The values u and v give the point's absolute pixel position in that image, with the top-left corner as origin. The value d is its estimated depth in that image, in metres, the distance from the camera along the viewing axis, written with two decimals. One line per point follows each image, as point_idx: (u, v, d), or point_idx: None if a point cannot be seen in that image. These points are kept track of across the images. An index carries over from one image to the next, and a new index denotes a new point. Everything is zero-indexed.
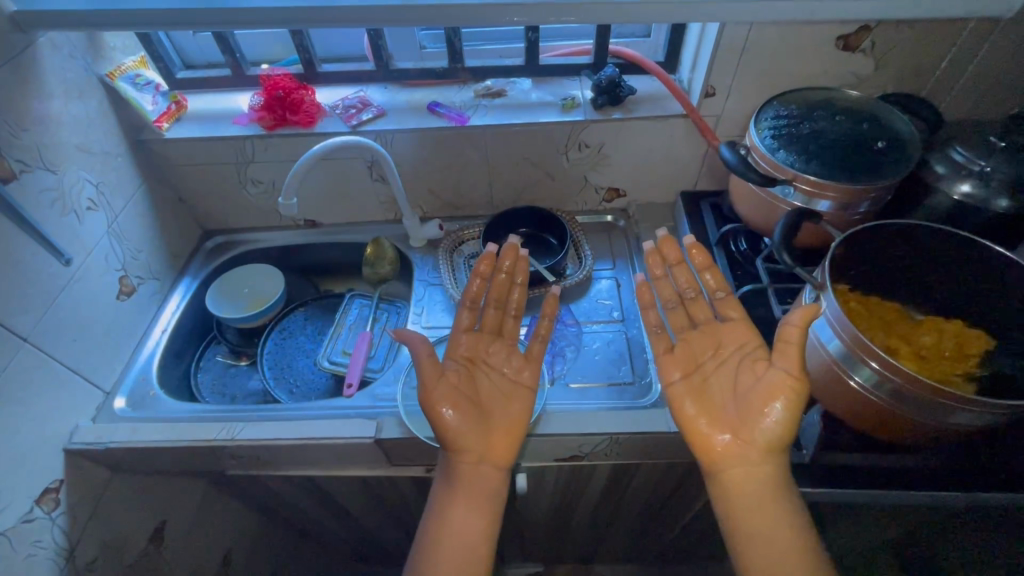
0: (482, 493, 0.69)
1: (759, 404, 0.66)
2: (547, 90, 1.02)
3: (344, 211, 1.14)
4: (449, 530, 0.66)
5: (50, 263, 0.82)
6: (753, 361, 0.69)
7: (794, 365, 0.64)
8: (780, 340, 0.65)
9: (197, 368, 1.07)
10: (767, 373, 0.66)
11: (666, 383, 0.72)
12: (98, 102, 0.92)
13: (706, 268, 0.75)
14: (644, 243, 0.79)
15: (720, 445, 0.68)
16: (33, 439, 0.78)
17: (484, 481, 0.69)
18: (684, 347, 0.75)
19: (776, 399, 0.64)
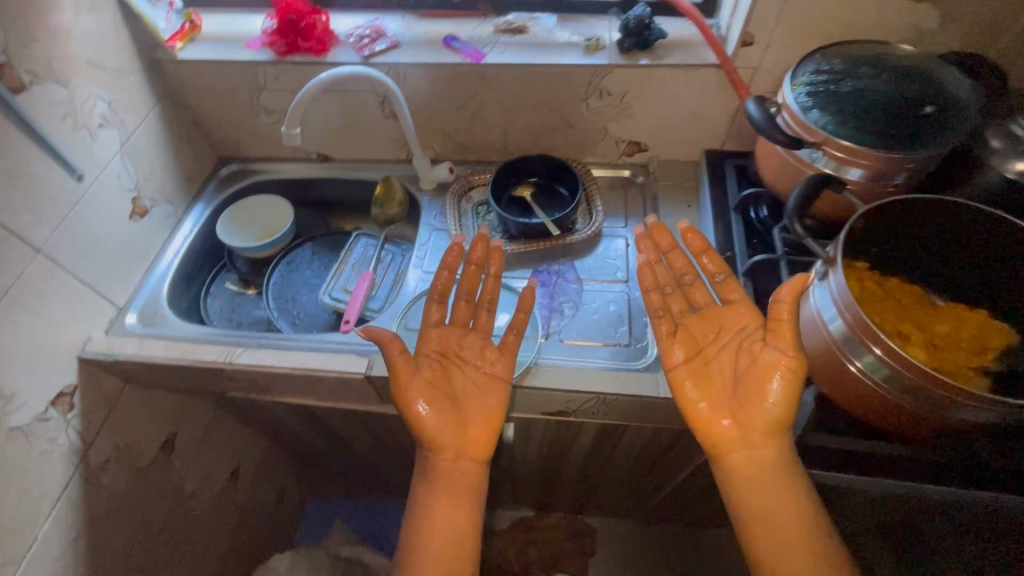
0: (455, 472, 0.71)
1: (757, 387, 0.64)
2: (573, 29, 0.95)
3: (355, 147, 1.12)
4: (428, 522, 0.68)
5: (62, 177, 0.83)
6: (753, 343, 0.66)
7: (788, 347, 0.62)
8: (773, 320, 0.64)
9: (207, 292, 1.10)
10: (765, 353, 0.64)
11: (668, 366, 0.69)
12: (111, 15, 0.91)
13: (703, 251, 0.71)
14: (636, 228, 0.76)
15: (720, 428, 0.66)
16: (49, 345, 0.83)
17: (445, 471, 0.70)
18: (684, 330, 0.71)
19: (772, 378, 0.63)
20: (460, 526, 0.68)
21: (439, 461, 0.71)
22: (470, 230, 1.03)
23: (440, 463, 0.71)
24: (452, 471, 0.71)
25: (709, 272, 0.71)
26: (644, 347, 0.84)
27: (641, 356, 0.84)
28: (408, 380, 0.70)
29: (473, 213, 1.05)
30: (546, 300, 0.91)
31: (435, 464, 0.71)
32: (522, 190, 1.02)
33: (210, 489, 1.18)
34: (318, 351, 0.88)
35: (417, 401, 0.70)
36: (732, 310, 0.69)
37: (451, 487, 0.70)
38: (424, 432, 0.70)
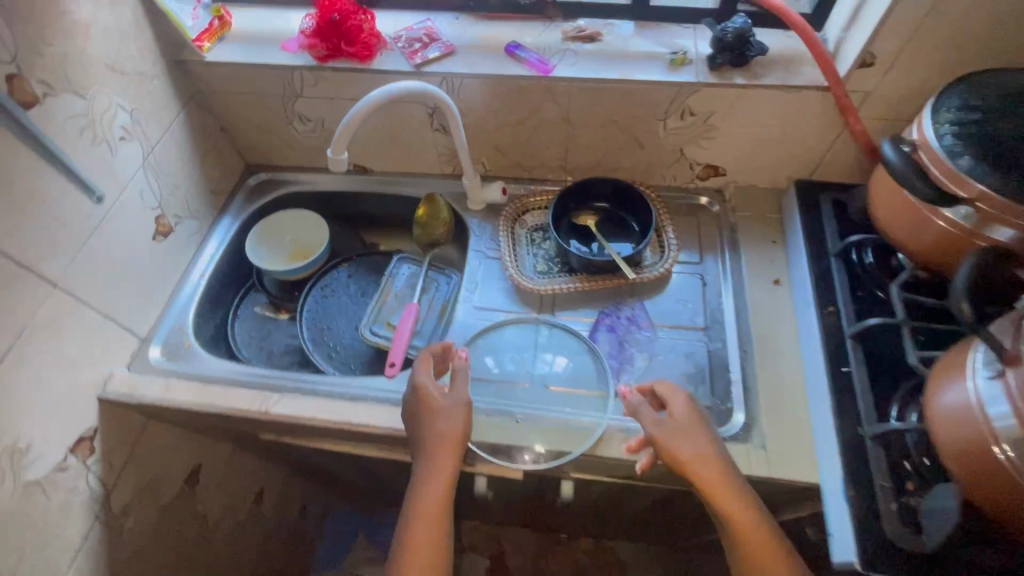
0: (446, 500, 0.69)
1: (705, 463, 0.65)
2: (653, 38, 0.83)
3: (397, 160, 1.02)
4: (413, 543, 0.66)
5: (81, 200, 0.74)
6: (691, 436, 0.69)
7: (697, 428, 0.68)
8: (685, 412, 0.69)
9: (235, 316, 1.01)
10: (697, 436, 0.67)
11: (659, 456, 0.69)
12: (131, 12, 0.80)
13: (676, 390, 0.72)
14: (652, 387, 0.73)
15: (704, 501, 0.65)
16: (66, 387, 0.75)
17: (439, 493, 0.68)
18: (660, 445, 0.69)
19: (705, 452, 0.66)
20: (436, 558, 0.66)
21: (434, 484, 0.69)
22: (525, 260, 0.93)
23: (434, 484, 0.69)
24: (444, 500, 0.68)
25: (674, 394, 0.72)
26: (729, 411, 0.75)
27: (727, 423, 0.74)
28: (463, 390, 0.74)
29: (528, 240, 0.95)
30: (613, 350, 0.82)
31: (429, 485, 0.69)
32: (585, 218, 0.92)
33: (234, 516, 1.12)
34: (361, 401, 0.79)
35: (459, 411, 0.72)
36: (686, 426, 0.68)
37: (437, 514, 0.68)
38: (440, 439, 0.70)
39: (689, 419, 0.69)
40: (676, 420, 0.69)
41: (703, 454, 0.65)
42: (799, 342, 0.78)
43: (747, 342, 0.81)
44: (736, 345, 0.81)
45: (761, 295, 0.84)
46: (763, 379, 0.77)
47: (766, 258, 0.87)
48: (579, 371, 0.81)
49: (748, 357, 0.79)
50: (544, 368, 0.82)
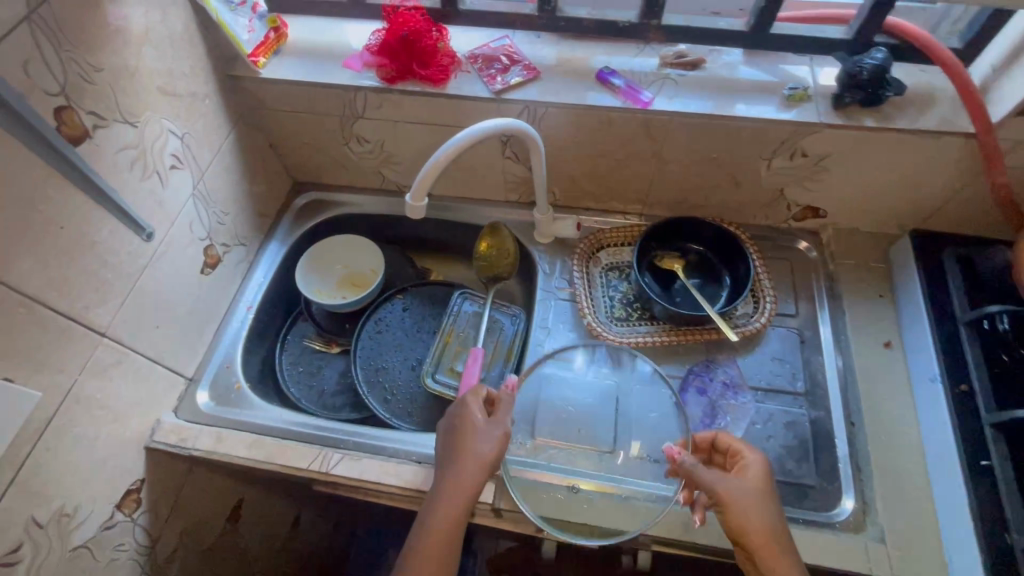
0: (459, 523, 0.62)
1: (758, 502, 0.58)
2: (762, 68, 0.75)
3: (460, 187, 0.94)
4: (418, 560, 0.60)
5: (130, 239, 0.67)
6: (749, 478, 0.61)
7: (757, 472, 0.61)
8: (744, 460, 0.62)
9: (282, 348, 0.94)
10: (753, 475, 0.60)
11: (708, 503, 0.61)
12: (184, 25, 0.72)
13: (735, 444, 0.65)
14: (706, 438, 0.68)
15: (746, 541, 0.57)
16: (115, 440, 0.69)
17: (455, 515, 0.62)
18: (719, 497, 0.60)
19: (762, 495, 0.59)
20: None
21: (451, 499, 0.62)
22: (600, 304, 0.85)
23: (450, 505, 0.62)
24: (452, 526, 0.62)
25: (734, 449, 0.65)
26: (838, 494, 0.68)
27: (836, 509, 0.67)
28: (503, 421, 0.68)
29: (603, 281, 0.87)
30: (704, 416, 0.74)
31: (446, 498, 0.62)
32: (670, 261, 0.84)
33: (272, 546, 1.07)
34: (428, 464, 0.73)
35: (493, 438, 0.66)
36: (752, 481, 0.60)
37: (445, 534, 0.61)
38: (467, 459, 0.64)
39: (762, 474, 0.60)
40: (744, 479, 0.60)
41: (761, 514, 0.57)
42: (919, 420, 0.70)
43: (855, 415, 0.72)
44: (842, 417, 0.73)
45: (870, 358, 0.76)
46: (876, 460, 0.69)
47: (873, 315, 0.79)
48: (662, 436, 0.73)
49: (857, 432, 0.71)
50: (625, 432, 0.74)
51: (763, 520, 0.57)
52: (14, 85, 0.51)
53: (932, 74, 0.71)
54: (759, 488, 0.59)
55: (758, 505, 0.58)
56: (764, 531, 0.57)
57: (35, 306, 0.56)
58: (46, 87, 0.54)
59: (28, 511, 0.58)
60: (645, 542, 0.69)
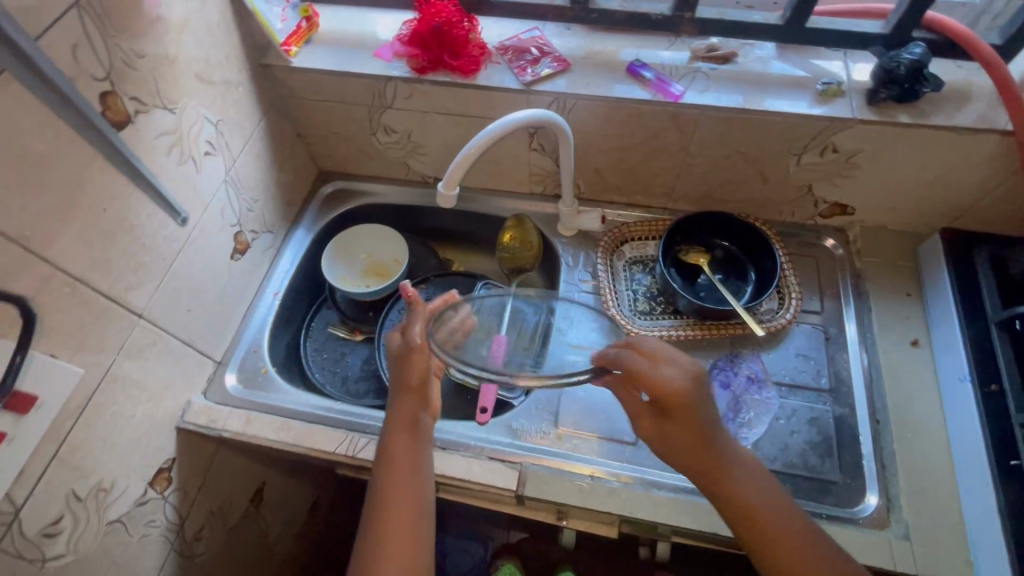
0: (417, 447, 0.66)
1: (681, 439, 0.58)
2: (794, 63, 0.74)
3: (484, 178, 0.94)
4: (389, 480, 0.63)
5: (167, 223, 0.68)
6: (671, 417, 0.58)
7: (678, 412, 0.57)
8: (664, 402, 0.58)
9: (307, 335, 0.96)
10: (673, 418, 0.58)
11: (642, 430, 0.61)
12: (221, 13, 0.73)
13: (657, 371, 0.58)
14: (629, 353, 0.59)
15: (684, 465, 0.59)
16: (149, 419, 0.70)
17: (409, 434, 0.67)
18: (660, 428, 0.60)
19: (683, 432, 0.58)
20: (412, 499, 0.63)
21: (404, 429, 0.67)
22: (624, 297, 0.85)
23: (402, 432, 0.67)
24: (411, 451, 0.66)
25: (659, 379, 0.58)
26: (862, 491, 0.68)
27: (859, 505, 0.67)
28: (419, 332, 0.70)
29: (627, 274, 0.87)
30: (728, 410, 0.73)
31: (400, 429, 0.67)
32: (695, 256, 0.84)
33: (292, 529, 1.09)
34: (453, 451, 0.73)
35: (415, 351, 0.69)
36: (678, 411, 0.57)
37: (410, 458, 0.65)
38: (405, 383, 0.69)
39: (677, 404, 0.57)
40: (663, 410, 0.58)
41: (686, 446, 0.58)
42: (946, 420, 0.70)
43: (881, 412, 0.72)
44: (867, 415, 0.72)
45: (897, 356, 0.76)
46: (902, 459, 0.69)
47: (901, 315, 0.78)
48: None
49: (883, 430, 0.71)
50: None
51: (695, 448, 0.57)
52: (64, 70, 0.53)
53: (970, 71, 0.70)
54: (681, 423, 0.57)
55: (682, 434, 0.58)
56: (695, 455, 0.58)
57: (79, 286, 0.58)
58: (93, 73, 0.56)
59: (69, 484, 0.60)
60: (666, 532, 0.70)
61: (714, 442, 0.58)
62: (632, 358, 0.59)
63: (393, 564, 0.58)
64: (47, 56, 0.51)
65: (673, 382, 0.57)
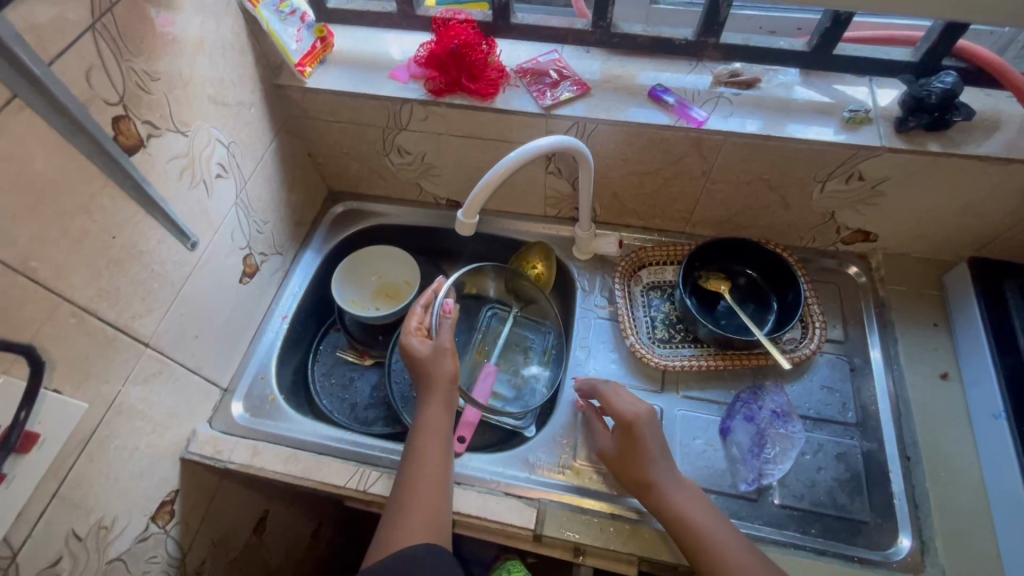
0: (446, 436, 0.66)
1: (634, 460, 0.64)
2: (819, 90, 0.73)
3: (498, 201, 0.92)
4: (418, 458, 0.64)
5: (176, 248, 0.66)
6: (625, 440, 0.65)
7: (627, 433, 0.64)
8: (622, 423, 0.65)
9: (315, 359, 0.93)
10: (623, 441, 0.65)
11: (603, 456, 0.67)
12: (236, 34, 0.72)
13: (617, 399, 0.68)
14: (603, 385, 0.70)
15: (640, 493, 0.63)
16: (152, 452, 0.68)
17: (438, 413, 0.67)
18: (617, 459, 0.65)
19: (636, 453, 0.64)
20: (439, 477, 0.63)
21: (433, 408, 0.67)
22: (642, 324, 0.83)
23: (430, 420, 0.66)
24: (440, 429, 0.66)
25: (615, 407, 0.67)
26: (894, 533, 0.65)
27: (891, 547, 0.65)
28: (446, 336, 0.70)
29: (644, 300, 0.86)
30: (752, 445, 0.71)
31: (428, 408, 0.67)
32: (715, 282, 0.82)
33: (293, 558, 1.05)
34: (468, 487, 0.71)
35: (446, 355, 0.69)
36: (626, 433, 0.65)
37: (439, 447, 0.65)
38: (436, 382, 0.68)
39: (628, 425, 0.64)
40: (616, 435, 0.66)
41: (640, 468, 0.63)
42: (979, 457, 0.68)
43: (911, 449, 0.70)
44: (897, 451, 0.70)
45: (927, 389, 0.73)
46: (935, 498, 0.66)
47: (928, 345, 0.76)
48: (709, 463, 0.71)
49: (913, 468, 0.69)
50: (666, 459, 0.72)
51: (638, 472, 0.63)
52: (76, 95, 0.51)
53: (999, 99, 0.69)
54: (631, 445, 0.64)
55: (629, 458, 0.64)
56: (639, 479, 0.63)
57: (86, 317, 0.56)
58: (106, 97, 0.54)
59: (68, 523, 0.57)
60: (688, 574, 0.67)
61: (660, 465, 0.63)
62: (601, 393, 0.69)
63: (418, 535, 0.59)
64: (61, 82, 0.49)
65: (623, 411, 0.65)
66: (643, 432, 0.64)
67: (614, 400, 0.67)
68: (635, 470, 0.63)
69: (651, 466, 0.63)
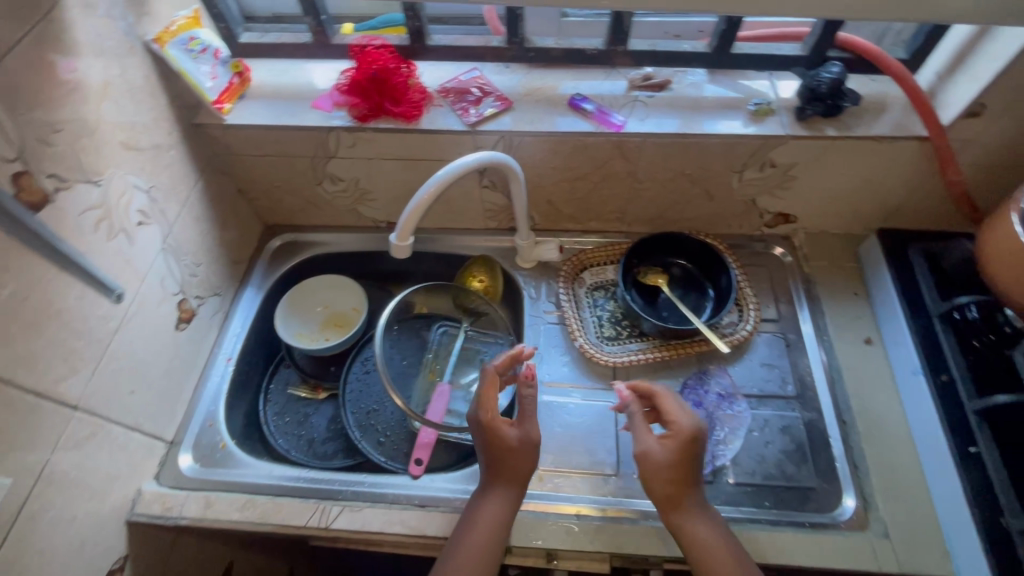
0: (500, 535, 0.62)
1: (682, 470, 0.62)
2: (727, 86, 0.77)
3: (438, 219, 0.93)
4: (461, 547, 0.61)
5: (100, 303, 0.64)
6: (676, 452, 0.62)
7: (680, 447, 0.62)
8: (681, 438, 0.62)
9: (266, 400, 0.91)
10: (671, 450, 0.62)
11: (642, 453, 0.62)
12: (144, 77, 0.70)
13: (674, 411, 0.65)
14: (665, 389, 0.68)
15: (662, 500, 0.62)
16: (93, 519, 0.64)
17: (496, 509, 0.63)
18: (652, 464, 0.62)
19: (682, 463, 0.62)
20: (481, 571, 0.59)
21: (496, 498, 0.63)
22: (589, 324, 0.85)
23: (487, 512, 0.63)
24: (499, 523, 0.62)
25: (672, 415, 0.64)
26: (838, 494, 0.69)
27: (837, 509, 0.68)
28: (534, 430, 0.66)
29: (590, 300, 0.88)
30: None
31: (492, 499, 0.63)
32: (654, 277, 0.85)
33: None
34: (434, 509, 0.71)
35: (530, 450, 0.65)
36: (681, 444, 0.62)
37: (492, 542, 0.61)
38: (515, 477, 0.64)
39: (687, 436, 0.62)
40: (667, 444, 0.62)
41: (680, 482, 0.61)
42: (905, 414, 0.73)
43: (846, 413, 0.74)
44: (834, 417, 0.74)
45: (854, 355, 0.79)
46: (871, 457, 0.71)
47: (852, 314, 0.82)
48: None
49: (849, 430, 0.73)
50: (628, 452, 0.74)
51: (675, 486, 0.61)
52: None
53: (883, 83, 0.75)
54: (681, 458, 0.62)
55: (677, 467, 0.61)
56: (671, 492, 0.61)
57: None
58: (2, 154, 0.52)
59: None
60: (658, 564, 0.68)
61: (694, 480, 0.62)
62: (660, 397, 0.67)
63: None
64: None
65: (687, 421, 0.64)
66: (694, 453, 0.62)
67: (671, 407, 0.65)
68: (676, 480, 0.61)
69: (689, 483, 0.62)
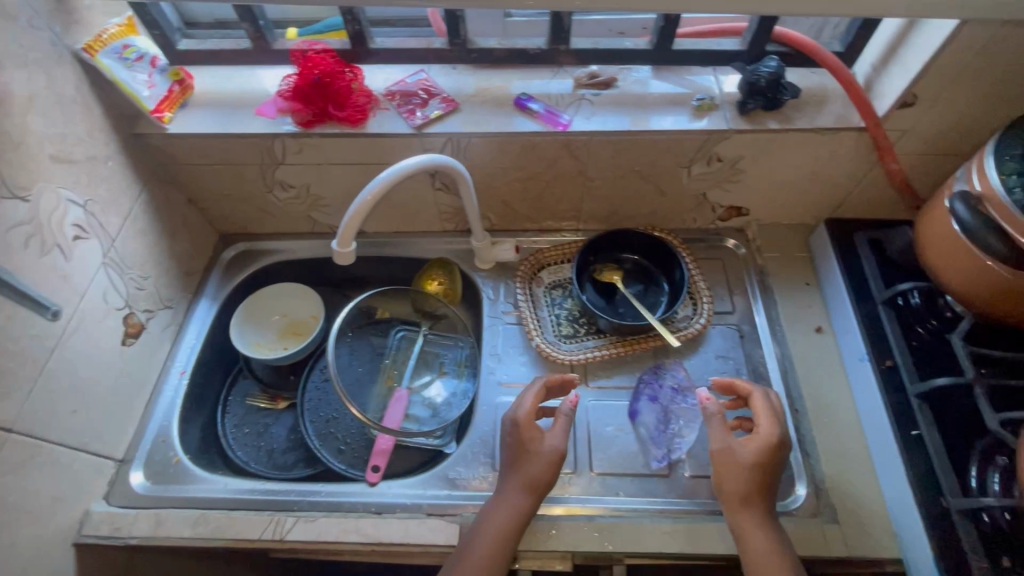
0: (509, 536, 0.63)
1: (757, 471, 0.63)
2: (672, 82, 0.78)
3: (393, 222, 0.92)
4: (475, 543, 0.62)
5: (33, 321, 0.62)
6: (756, 453, 0.63)
7: (760, 447, 0.64)
8: (761, 439, 0.64)
9: (224, 412, 0.89)
10: (751, 450, 0.64)
11: (721, 447, 0.65)
12: (76, 87, 0.68)
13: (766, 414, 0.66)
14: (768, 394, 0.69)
15: (730, 498, 0.62)
16: (35, 543, 0.62)
17: (508, 509, 0.64)
18: (729, 461, 0.63)
19: (760, 464, 0.63)
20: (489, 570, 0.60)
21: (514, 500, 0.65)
22: (547, 323, 0.86)
23: (500, 511, 0.64)
24: (514, 524, 0.63)
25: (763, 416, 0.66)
26: (791, 481, 0.70)
27: (790, 497, 0.69)
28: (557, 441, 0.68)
29: (548, 299, 0.88)
30: (658, 423, 0.74)
31: (510, 499, 0.65)
32: (608, 274, 0.85)
33: None
34: (390, 515, 0.70)
35: (554, 459, 0.67)
36: (766, 447, 0.64)
37: (500, 547, 0.62)
38: (534, 482, 0.65)
39: (773, 441, 0.64)
40: (750, 445, 0.64)
41: (752, 484, 0.62)
42: (854, 399, 0.74)
43: (798, 401, 0.75)
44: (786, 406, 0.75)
45: (805, 344, 0.80)
46: (822, 444, 0.72)
47: (803, 303, 0.83)
48: (622, 448, 0.74)
49: (801, 418, 0.74)
50: (585, 449, 0.74)
51: (747, 486, 0.62)
52: None
53: (823, 75, 0.77)
54: (761, 459, 0.63)
55: (756, 471, 0.63)
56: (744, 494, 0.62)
57: None
58: None
59: None
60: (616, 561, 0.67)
61: (767, 485, 0.63)
62: (755, 398, 0.68)
63: None
64: None
65: (772, 429, 0.65)
66: (772, 457, 0.64)
67: (765, 409, 0.67)
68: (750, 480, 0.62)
69: (765, 485, 0.63)
